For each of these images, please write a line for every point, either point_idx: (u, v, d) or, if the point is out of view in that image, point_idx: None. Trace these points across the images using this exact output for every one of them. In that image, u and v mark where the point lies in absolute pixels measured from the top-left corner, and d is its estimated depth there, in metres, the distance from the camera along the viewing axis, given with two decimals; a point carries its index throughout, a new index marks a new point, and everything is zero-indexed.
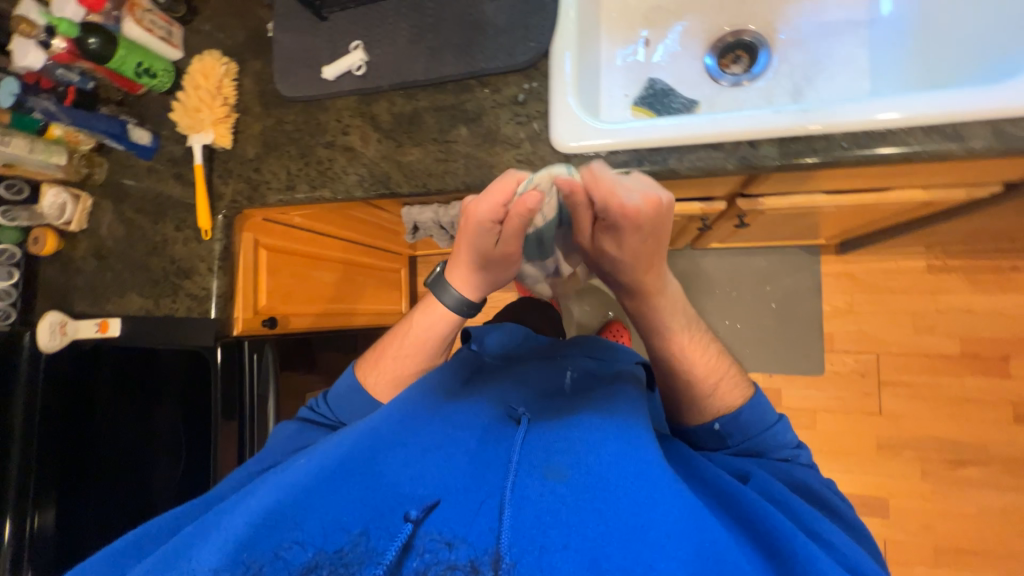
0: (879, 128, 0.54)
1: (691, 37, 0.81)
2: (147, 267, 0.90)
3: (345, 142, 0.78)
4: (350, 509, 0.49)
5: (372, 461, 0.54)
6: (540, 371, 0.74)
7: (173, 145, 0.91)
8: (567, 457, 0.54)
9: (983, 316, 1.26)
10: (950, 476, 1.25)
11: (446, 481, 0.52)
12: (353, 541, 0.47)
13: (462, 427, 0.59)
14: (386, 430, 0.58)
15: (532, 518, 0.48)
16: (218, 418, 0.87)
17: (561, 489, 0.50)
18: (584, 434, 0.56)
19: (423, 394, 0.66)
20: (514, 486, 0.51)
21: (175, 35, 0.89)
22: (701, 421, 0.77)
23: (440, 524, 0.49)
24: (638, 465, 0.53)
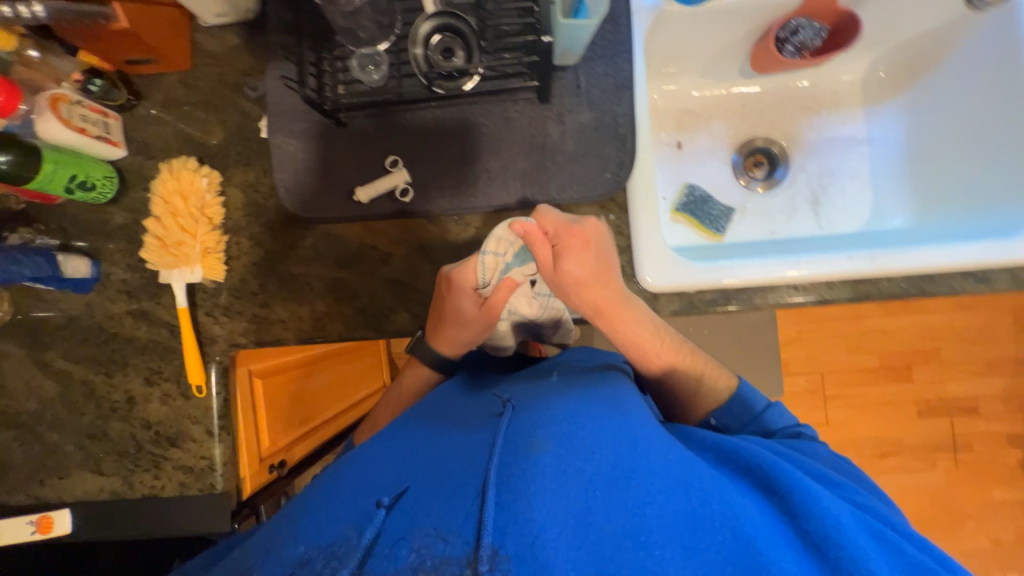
0: (931, 271, 0.62)
1: (719, 141, 0.84)
2: (103, 435, 0.69)
3: (388, 273, 0.67)
4: (338, 512, 0.43)
5: (352, 484, 0.47)
6: (523, 379, 0.65)
7: (124, 272, 0.69)
8: (553, 429, 0.44)
9: (892, 334, 1.54)
10: (879, 466, 1.54)
11: (424, 475, 0.44)
12: (343, 535, 0.40)
13: (444, 437, 0.51)
14: (372, 455, 0.52)
15: (520, 495, 0.37)
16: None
17: (551, 460, 0.40)
18: (567, 410, 0.48)
19: (424, 412, 0.61)
20: (498, 466, 0.41)
21: (114, 129, 0.67)
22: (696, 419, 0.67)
23: (420, 510, 0.39)
24: (625, 427, 0.46)
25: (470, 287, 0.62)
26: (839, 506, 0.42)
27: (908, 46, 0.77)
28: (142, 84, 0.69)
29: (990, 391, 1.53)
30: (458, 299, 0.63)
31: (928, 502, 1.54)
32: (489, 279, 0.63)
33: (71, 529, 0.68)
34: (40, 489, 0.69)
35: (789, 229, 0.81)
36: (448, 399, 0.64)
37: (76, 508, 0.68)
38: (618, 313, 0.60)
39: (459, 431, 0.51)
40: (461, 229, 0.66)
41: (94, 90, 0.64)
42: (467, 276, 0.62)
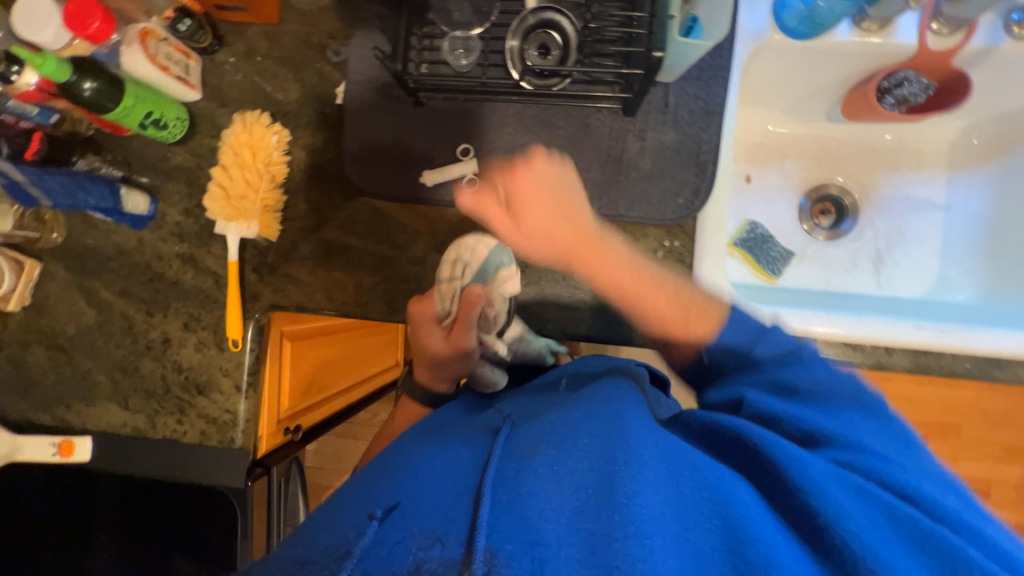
0: (1001, 355, 0.60)
1: (789, 181, 0.81)
2: (134, 372, 0.69)
3: (440, 260, 0.66)
4: (327, 528, 0.36)
5: (344, 499, 0.41)
6: (533, 389, 0.58)
7: (179, 215, 0.69)
8: (547, 429, 0.38)
9: (916, 403, 1.50)
10: None
11: (407, 476, 0.38)
12: (335, 545, 0.33)
13: (439, 440, 0.45)
14: (366, 472, 0.46)
15: (513, 501, 0.31)
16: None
17: (544, 460, 0.34)
18: (562, 409, 0.42)
19: (426, 423, 0.55)
20: (490, 471, 0.35)
21: (193, 72, 0.66)
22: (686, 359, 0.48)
23: (411, 517, 0.33)
24: (617, 405, 0.39)
25: (430, 317, 0.61)
26: (866, 490, 0.33)
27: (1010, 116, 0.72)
28: (226, 30, 0.69)
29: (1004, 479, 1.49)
30: (421, 330, 0.61)
31: None
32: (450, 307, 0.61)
33: (89, 457, 0.69)
34: (65, 412, 0.70)
35: (847, 285, 0.79)
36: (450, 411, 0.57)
37: (97, 437, 0.69)
38: (589, 255, 0.51)
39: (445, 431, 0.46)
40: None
41: (182, 29, 0.63)
42: (425, 306, 0.61)
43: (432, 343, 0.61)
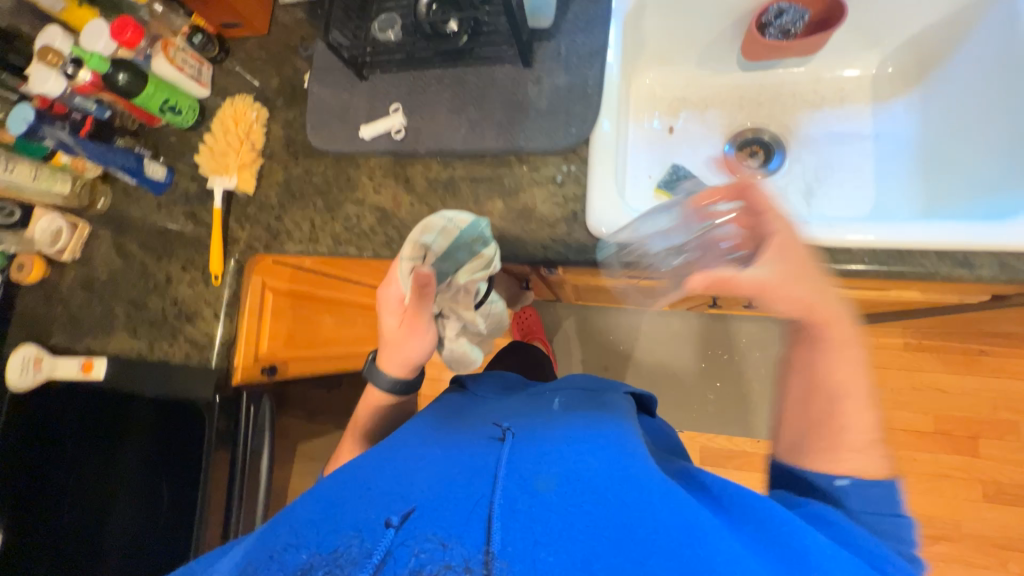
0: (900, 248, 0.58)
1: (712, 129, 0.86)
2: (144, 306, 0.85)
3: (376, 201, 0.77)
4: (346, 518, 0.49)
5: (375, 481, 0.54)
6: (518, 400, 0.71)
7: (188, 182, 0.88)
8: (556, 471, 0.52)
9: (956, 395, 1.32)
10: (926, 551, 1.28)
11: (429, 490, 0.51)
12: (349, 542, 0.46)
13: (456, 454, 0.57)
14: (376, 462, 0.58)
15: (521, 524, 0.46)
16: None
17: (548, 499, 0.49)
18: (575, 457, 0.54)
19: (422, 424, 0.66)
20: (503, 496, 0.48)
21: (205, 74, 0.87)
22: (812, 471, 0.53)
23: (433, 526, 0.46)
24: (601, 456, 0.54)
25: (396, 295, 0.68)
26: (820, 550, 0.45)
27: (916, 42, 0.76)
28: (232, 46, 0.90)
29: None
30: (386, 308, 0.69)
31: None
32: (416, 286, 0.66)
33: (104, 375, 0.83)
34: (93, 341, 0.87)
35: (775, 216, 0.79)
36: (437, 417, 0.67)
37: (111, 359, 0.84)
38: None
39: (460, 449, 0.58)
40: (443, 171, 0.75)
41: (195, 42, 0.85)
42: (390, 288, 0.69)
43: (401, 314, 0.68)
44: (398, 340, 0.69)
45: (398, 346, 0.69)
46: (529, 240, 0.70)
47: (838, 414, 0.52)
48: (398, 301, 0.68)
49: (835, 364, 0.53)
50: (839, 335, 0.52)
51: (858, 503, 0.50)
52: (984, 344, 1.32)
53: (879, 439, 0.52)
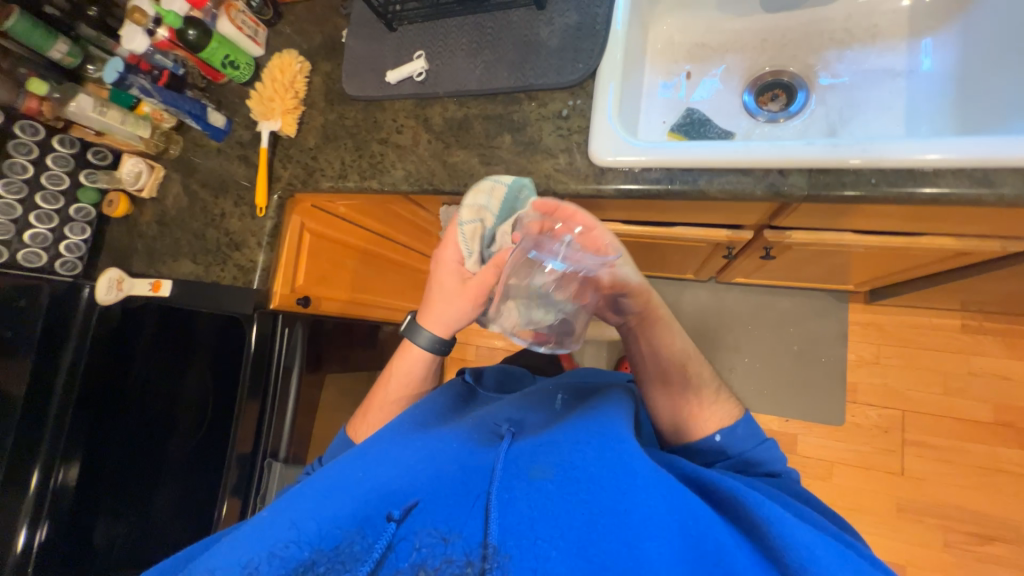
0: (910, 167, 0.56)
1: (731, 74, 0.85)
2: (202, 237, 0.98)
3: (398, 140, 0.84)
4: (345, 512, 0.51)
5: (378, 467, 0.57)
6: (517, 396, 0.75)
7: (243, 130, 1.00)
8: (552, 457, 0.54)
9: (1018, 383, 1.20)
10: (975, 551, 1.17)
11: (426, 481, 0.54)
12: (353, 537, 0.50)
13: (451, 443, 0.59)
14: (376, 451, 0.60)
15: (520, 515, 0.49)
16: (243, 407, 0.90)
17: (547, 487, 0.51)
18: (571, 445, 0.55)
19: (417, 415, 0.68)
20: (500, 488, 0.51)
21: (260, 35, 0.99)
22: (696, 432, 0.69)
23: (432, 521, 0.50)
24: (601, 438, 0.56)
25: (452, 258, 0.70)
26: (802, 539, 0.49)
27: None
28: (283, 9, 1.01)
29: None
30: (440, 269, 0.71)
31: None
32: (472, 248, 0.68)
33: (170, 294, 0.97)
34: (161, 267, 1.01)
35: None
36: (438, 408, 0.71)
37: (176, 281, 0.97)
38: None
39: (461, 438, 0.60)
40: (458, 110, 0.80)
41: (253, 5, 0.96)
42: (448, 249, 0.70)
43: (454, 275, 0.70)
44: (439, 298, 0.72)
45: (436, 305, 0.72)
46: (533, 170, 0.73)
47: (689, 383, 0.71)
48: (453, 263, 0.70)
49: (673, 335, 0.72)
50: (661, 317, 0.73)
51: (733, 442, 0.67)
52: None
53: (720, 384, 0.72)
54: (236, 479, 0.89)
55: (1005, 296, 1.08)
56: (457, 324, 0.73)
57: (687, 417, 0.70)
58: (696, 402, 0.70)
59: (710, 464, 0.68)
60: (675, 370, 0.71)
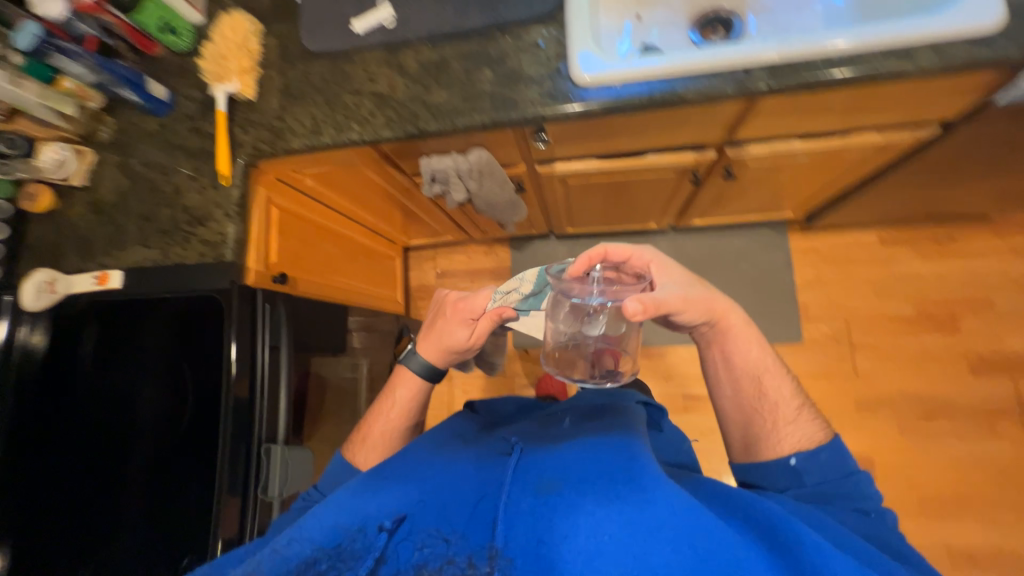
0: (847, 52, 0.66)
1: (676, 14, 0.93)
2: (154, 218, 0.88)
3: (373, 89, 0.82)
4: (342, 513, 0.56)
5: (381, 484, 0.61)
6: (533, 423, 0.79)
7: (189, 102, 0.92)
8: (556, 472, 0.59)
9: (932, 280, 1.40)
10: (924, 428, 1.33)
11: (432, 496, 0.58)
12: (351, 536, 0.54)
13: (460, 464, 0.64)
14: (384, 470, 0.64)
15: (521, 526, 0.53)
16: (231, 392, 0.81)
17: (549, 499, 0.55)
18: (573, 459, 0.60)
19: (431, 441, 0.73)
20: (507, 501, 0.56)
21: (199, 1, 0.92)
22: (775, 454, 0.68)
23: (434, 526, 0.55)
24: (595, 452, 0.61)
25: (462, 317, 0.74)
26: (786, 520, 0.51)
27: None
28: None
29: None
30: (450, 323, 0.75)
31: (994, 476, 1.28)
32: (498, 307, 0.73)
33: (120, 285, 0.87)
34: (105, 259, 0.89)
35: None
36: (447, 437, 0.74)
37: (127, 271, 0.87)
38: None
39: (473, 461, 0.65)
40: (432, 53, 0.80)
41: None
42: (461, 307, 0.74)
43: (460, 330, 0.75)
44: (442, 346, 0.77)
45: (431, 352, 0.78)
46: (518, 98, 0.76)
47: (770, 399, 0.70)
48: (464, 321, 0.74)
49: (744, 350, 0.70)
50: (738, 324, 0.70)
51: (809, 468, 0.65)
52: (953, 229, 1.41)
53: (803, 405, 0.71)
54: (230, 473, 0.79)
55: (911, 203, 1.27)
56: (449, 360, 0.79)
57: (761, 438, 0.70)
58: (771, 424, 0.69)
59: (784, 489, 0.66)
60: (751, 385, 0.71)
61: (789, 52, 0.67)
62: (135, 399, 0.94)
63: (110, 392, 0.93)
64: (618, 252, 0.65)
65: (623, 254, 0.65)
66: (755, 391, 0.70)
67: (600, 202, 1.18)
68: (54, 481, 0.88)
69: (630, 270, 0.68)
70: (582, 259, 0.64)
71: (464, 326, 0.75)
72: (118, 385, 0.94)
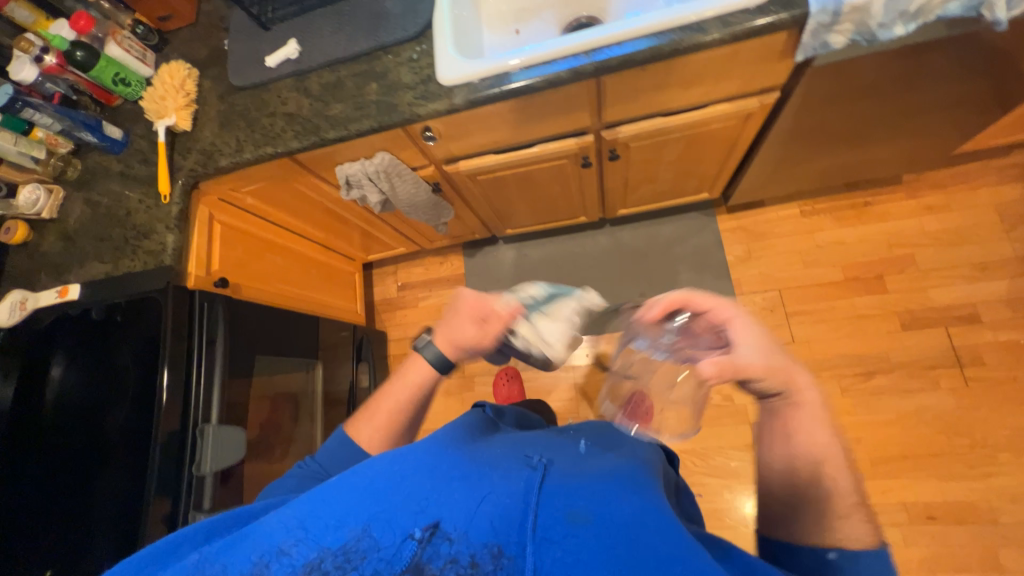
0: (654, 33, 0.78)
1: (549, 25, 1.08)
2: (109, 238, 1.03)
3: (285, 110, 0.97)
4: (354, 510, 0.46)
5: (405, 471, 0.50)
6: (562, 437, 0.69)
7: (141, 140, 1.08)
8: (588, 501, 0.45)
9: (855, 245, 1.45)
10: (866, 387, 1.35)
11: (457, 496, 0.47)
12: (355, 537, 0.44)
13: (491, 462, 0.52)
14: (408, 450, 0.53)
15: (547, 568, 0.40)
16: (163, 383, 0.91)
17: (576, 539, 0.41)
18: (611, 490, 0.47)
19: (456, 428, 0.62)
20: (532, 526, 0.43)
21: (149, 58, 1.10)
22: (811, 547, 0.52)
23: (456, 539, 0.43)
24: (645, 491, 0.48)
25: (473, 313, 0.72)
26: None
27: None
28: (169, 36, 1.14)
29: (990, 297, 1.33)
30: (459, 320, 0.72)
31: (941, 429, 1.28)
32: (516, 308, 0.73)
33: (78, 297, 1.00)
34: (69, 277, 1.03)
35: None
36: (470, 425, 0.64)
37: (84, 285, 1.01)
38: None
39: (499, 461, 0.53)
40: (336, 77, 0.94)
41: (138, 31, 1.08)
42: (473, 305, 0.72)
43: (467, 330, 0.71)
44: (449, 341, 0.72)
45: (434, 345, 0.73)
46: (397, 103, 0.89)
47: (825, 482, 0.53)
48: (473, 320, 0.71)
49: (811, 428, 0.54)
50: (804, 397, 0.55)
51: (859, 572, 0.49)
52: (868, 195, 1.47)
53: (862, 502, 0.53)
54: (164, 450, 0.88)
55: (815, 173, 1.35)
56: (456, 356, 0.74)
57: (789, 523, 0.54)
58: (820, 517, 0.52)
59: None
60: (805, 467, 0.54)
61: (608, 40, 0.80)
62: (87, 413, 0.99)
63: (69, 407, 1.01)
64: (703, 301, 0.59)
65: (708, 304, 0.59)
66: (808, 475, 0.54)
67: (519, 196, 1.29)
68: (9, 492, 0.93)
69: (706, 323, 0.61)
70: (660, 305, 0.61)
71: (472, 326, 0.71)
72: (79, 400, 1.01)
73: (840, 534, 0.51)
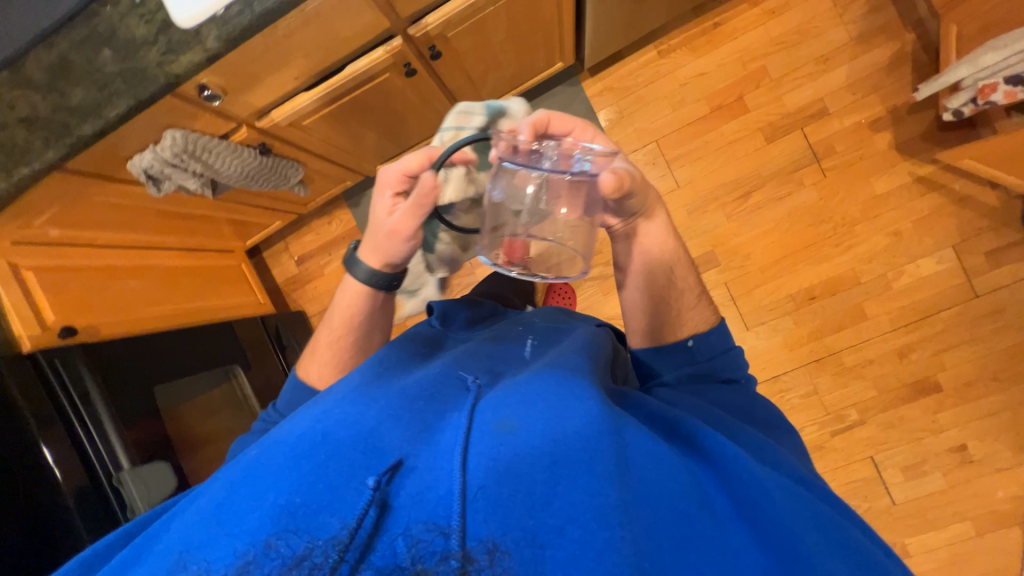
0: None
1: None
2: None
3: (17, 115, 0.78)
4: (294, 478, 0.42)
5: (337, 425, 0.47)
6: (487, 345, 0.70)
7: None
8: (523, 406, 0.48)
9: (713, 72, 1.46)
10: (745, 206, 1.46)
11: (399, 437, 0.46)
12: (294, 504, 0.40)
13: (422, 399, 0.52)
14: (334, 410, 0.50)
15: (502, 472, 0.42)
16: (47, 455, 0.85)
17: (517, 441, 0.44)
18: (542, 389, 0.50)
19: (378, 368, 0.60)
20: (476, 440, 0.45)
21: None
22: (676, 339, 0.74)
23: (410, 476, 0.43)
24: (573, 379, 0.52)
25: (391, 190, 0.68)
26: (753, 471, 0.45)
27: None
28: None
29: (834, 86, 1.41)
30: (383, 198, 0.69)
31: (812, 222, 1.43)
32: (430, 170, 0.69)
33: None
34: None
35: None
36: (394, 359, 0.64)
37: None
38: None
39: (427, 394, 0.54)
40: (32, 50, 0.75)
41: None
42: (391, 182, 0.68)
43: (388, 214, 0.69)
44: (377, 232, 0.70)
45: (359, 255, 0.74)
46: (144, 66, 0.75)
47: (674, 280, 0.76)
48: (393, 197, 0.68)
49: (659, 240, 0.76)
50: (660, 216, 0.76)
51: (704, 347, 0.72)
52: (716, 15, 1.45)
53: (703, 295, 0.78)
54: (84, 512, 0.85)
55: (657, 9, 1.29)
56: (393, 257, 0.72)
57: (668, 319, 0.75)
58: (678, 308, 0.75)
59: (678, 364, 0.72)
60: (665, 273, 0.76)
61: None
62: None
63: None
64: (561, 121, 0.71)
65: (565, 126, 0.71)
66: (663, 276, 0.76)
67: (364, 128, 1.17)
68: None
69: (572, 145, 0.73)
70: (528, 129, 0.68)
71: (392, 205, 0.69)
72: None
73: (700, 322, 0.75)
